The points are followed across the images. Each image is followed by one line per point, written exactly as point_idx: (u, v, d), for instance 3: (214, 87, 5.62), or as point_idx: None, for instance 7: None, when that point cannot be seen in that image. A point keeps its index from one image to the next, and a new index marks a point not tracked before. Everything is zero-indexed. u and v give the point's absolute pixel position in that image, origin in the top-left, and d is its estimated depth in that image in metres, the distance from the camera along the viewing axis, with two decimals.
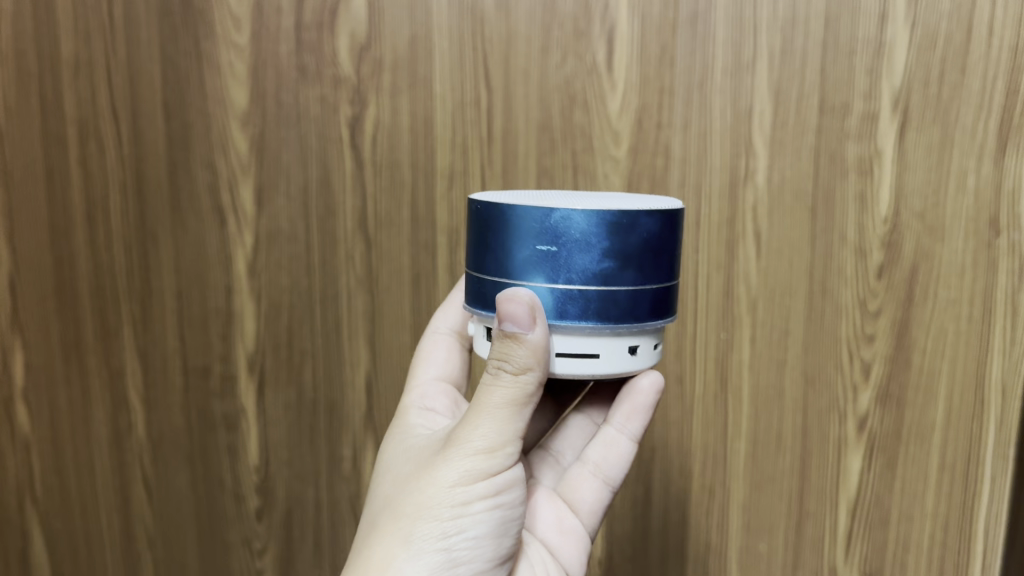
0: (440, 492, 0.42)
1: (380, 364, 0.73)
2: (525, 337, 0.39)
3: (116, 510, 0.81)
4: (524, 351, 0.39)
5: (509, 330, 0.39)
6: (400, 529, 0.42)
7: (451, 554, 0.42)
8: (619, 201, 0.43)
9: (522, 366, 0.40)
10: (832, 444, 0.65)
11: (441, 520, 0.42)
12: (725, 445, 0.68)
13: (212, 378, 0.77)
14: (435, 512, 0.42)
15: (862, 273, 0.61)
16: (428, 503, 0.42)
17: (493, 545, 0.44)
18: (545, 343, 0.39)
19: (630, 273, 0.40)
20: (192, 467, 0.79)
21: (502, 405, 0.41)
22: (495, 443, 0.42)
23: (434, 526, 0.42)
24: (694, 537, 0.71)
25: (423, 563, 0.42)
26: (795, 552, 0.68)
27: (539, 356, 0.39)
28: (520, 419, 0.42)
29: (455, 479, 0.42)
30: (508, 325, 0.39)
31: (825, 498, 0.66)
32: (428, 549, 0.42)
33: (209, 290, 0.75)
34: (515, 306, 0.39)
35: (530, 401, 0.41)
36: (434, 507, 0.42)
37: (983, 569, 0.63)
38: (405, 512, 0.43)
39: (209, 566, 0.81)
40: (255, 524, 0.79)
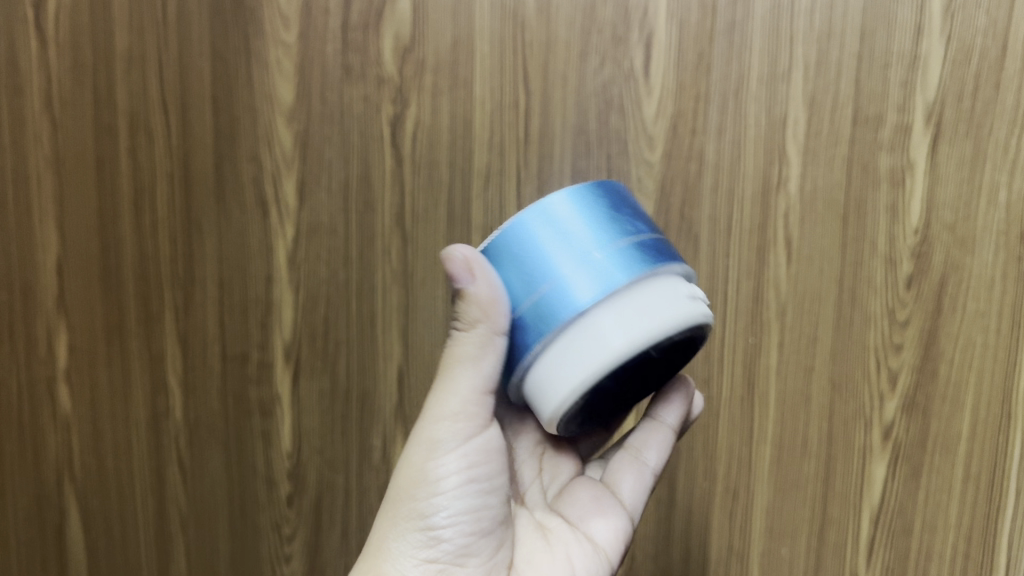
0: (416, 472, 0.49)
1: (412, 358, 0.75)
2: (467, 288, 0.46)
3: (151, 495, 0.79)
4: (468, 303, 0.46)
5: (457, 287, 0.46)
6: (388, 516, 0.49)
7: (433, 530, 0.48)
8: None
9: (471, 321, 0.46)
10: (857, 451, 0.65)
11: (419, 496, 0.49)
12: (750, 448, 0.69)
13: (249, 365, 0.80)
14: (414, 493, 0.49)
15: (892, 283, 0.62)
16: (405, 485, 0.49)
17: (474, 519, 0.49)
18: (486, 293, 0.46)
19: (539, 282, 0.46)
20: (227, 450, 0.81)
21: (464, 369, 0.48)
22: (455, 414, 0.49)
23: (414, 506, 0.49)
24: (717, 537, 0.72)
25: (408, 541, 0.48)
26: (817, 557, 0.68)
27: (483, 309, 0.46)
28: (479, 381, 0.48)
29: (426, 455, 0.49)
30: (456, 281, 0.46)
31: (848, 505, 0.67)
32: (411, 528, 0.48)
33: (250, 282, 0.78)
34: (454, 260, 0.46)
35: (490, 348, 0.47)
36: (408, 489, 0.49)
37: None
38: (391, 499, 0.50)
39: (241, 549, 0.84)
40: (286, 509, 0.82)
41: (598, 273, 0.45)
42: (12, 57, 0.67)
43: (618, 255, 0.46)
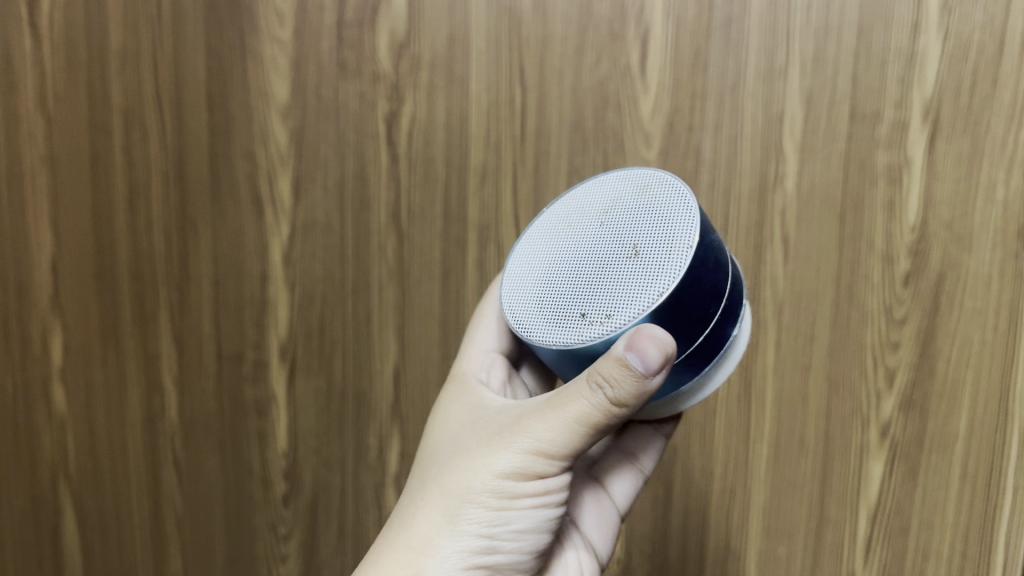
0: (489, 479, 0.41)
1: (409, 357, 0.75)
2: (645, 378, 0.36)
3: (147, 492, 0.82)
4: (631, 385, 0.37)
5: (630, 365, 0.36)
6: (443, 507, 0.41)
7: (492, 543, 0.40)
8: (624, 255, 0.40)
9: (620, 394, 0.37)
10: (854, 450, 0.65)
11: (486, 506, 0.40)
12: (748, 446, 0.68)
13: (244, 364, 0.78)
14: (484, 499, 0.40)
15: (889, 281, 0.62)
16: (474, 488, 0.41)
17: (534, 539, 0.42)
18: (654, 386, 0.37)
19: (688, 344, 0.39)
20: (223, 451, 0.81)
21: (583, 411, 0.38)
22: (555, 447, 0.39)
23: (479, 512, 0.40)
24: (714, 537, 0.71)
25: (461, 544, 0.40)
26: (814, 556, 0.68)
27: (638, 393, 0.37)
28: (598, 429, 0.39)
29: (506, 469, 0.40)
30: (633, 358, 0.36)
31: (845, 504, 0.67)
32: (469, 533, 0.40)
33: (244, 279, 0.76)
34: (655, 348, 0.36)
35: (617, 416, 0.38)
36: (476, 493, 0.41)
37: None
38: (450, 492, 0.41)
39: (237, 549, 0.83)
40: (281, 509, 0.81)
41: (725, 324, 0.41)
42: (9, 57, 0.75)
43: (733, 297, 0.41)
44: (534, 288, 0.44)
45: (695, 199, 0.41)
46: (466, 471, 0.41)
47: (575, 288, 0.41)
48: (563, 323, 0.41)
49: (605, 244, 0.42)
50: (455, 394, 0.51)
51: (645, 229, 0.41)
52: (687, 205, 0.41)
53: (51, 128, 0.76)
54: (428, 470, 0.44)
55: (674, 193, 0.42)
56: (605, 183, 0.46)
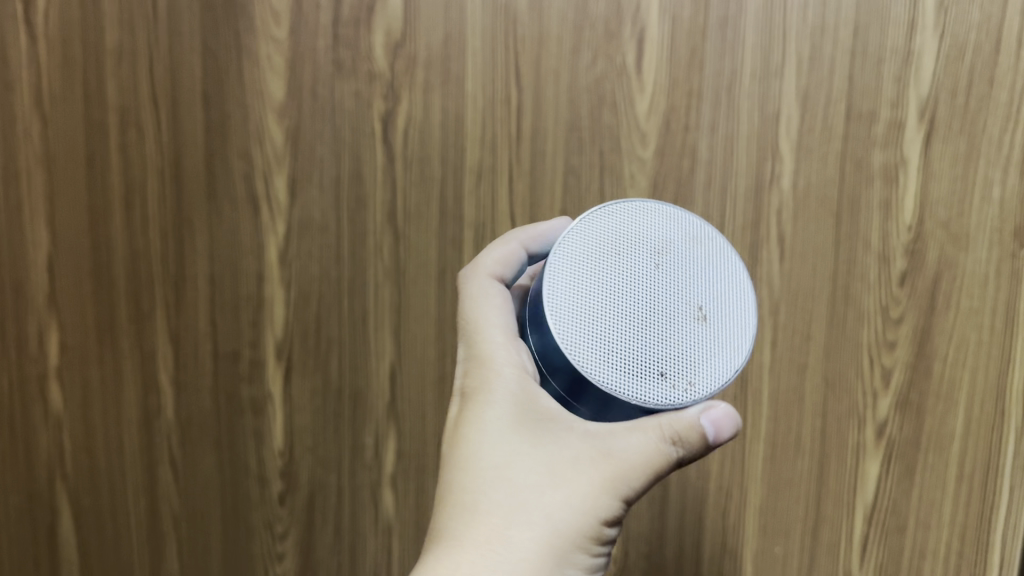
0: (588, 522, 0.39)
1: (405, 356, 0.75)
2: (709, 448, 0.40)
3: (143, 489, 0.82)
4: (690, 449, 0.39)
5: (708, 437, 0.39)
6: (544, 547, 0.38)
7: None
8: (690, 314, 0.40)
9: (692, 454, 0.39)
10: (850, 450, 0.65)
11: (582, 548, 0.38)
12: (744, 446, 0.68)
13: (241, 364, 0.78)
14: (584, 543, 0.38)
15: (885, 280, 0.62)
16: (575, 530, 0.38)
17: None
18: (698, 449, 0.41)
19: None
20: (219, 451, 0.80)
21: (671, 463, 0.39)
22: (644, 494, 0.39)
23: (577, 555, 0.38)
24: (710, 536, 0.70)
25: None
26: (811, 556, 0.68)
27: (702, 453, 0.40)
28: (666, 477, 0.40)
29: (603, 511, 0.39)
30: (714, 434, 0.39)
31: (842, 503, 0.67)
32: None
33: (241, 278, 0.76)
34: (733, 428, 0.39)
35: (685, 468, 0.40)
36: (569, 535, 0.38)
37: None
38: (550, 532, 0.38)
39: (233, 549, 0.82)
40: (277, 508, 0.80)
41: None
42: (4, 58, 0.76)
43: None
44: (588, 325, 0.39)
45: (736, 261, 0.43)
46: (556, 510, 0.39)
47: (646, 340, 0.39)
48: (636, 378, 0.39)
49: (665, 294, 0.40)
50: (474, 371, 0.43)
51: (704, 286, 0.41)
52: (730, 265, 0.43)
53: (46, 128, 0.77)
54: (494, 490, 0.39)
55: (718, 249, 0.43)
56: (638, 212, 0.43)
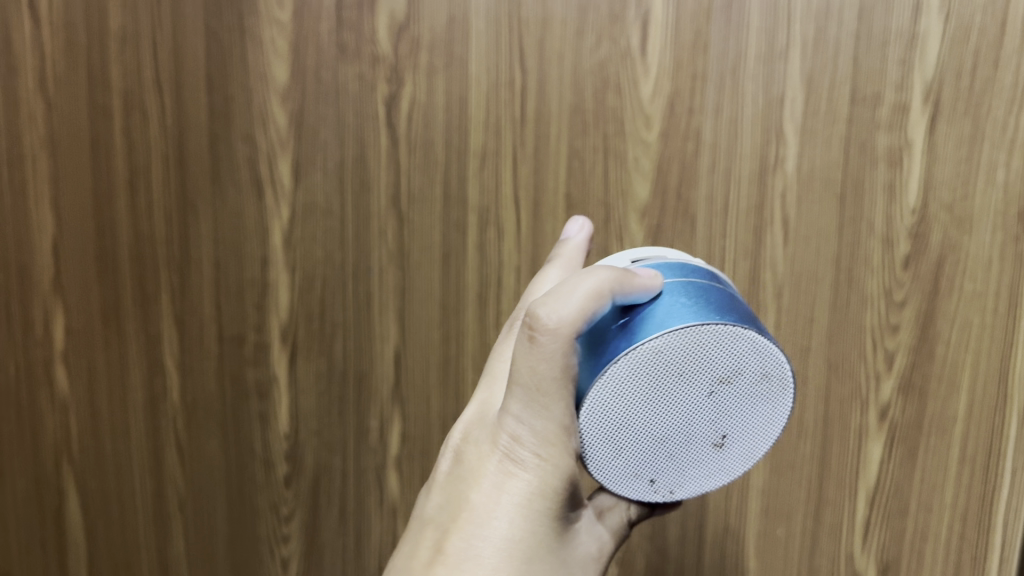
0: None
1: (410, 339, 0.75)
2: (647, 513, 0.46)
3: (149, 471, 0.83)
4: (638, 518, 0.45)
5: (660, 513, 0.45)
6: None
7: None
8: (709, 441, 0.42)
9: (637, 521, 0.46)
10: (853, 432, 0.66)
11: None
12: None
13: (246, 348, 0.79)
14: None
15: (888, 263, 0.62)
16: None
17: None
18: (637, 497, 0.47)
19: None
20: (224, 432, 0.81)
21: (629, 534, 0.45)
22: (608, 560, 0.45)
23: None
24: (713, 519, 0.72)
25: None
26: (813, 538, 0.69)
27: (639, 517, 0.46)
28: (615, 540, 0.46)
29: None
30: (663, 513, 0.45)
31: (844, 485, 0.67)
32: None
33: (246, 262, 0.77)
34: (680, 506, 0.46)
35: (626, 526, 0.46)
36: None
37: (1000, 563, 0.63)
38: None
39: (240, 530, 0.83)
40: (282, 489, 0.81)
41: None
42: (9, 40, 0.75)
43: None
44: (609, 434, 0.41)
45: (792, 399, 0.42)
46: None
47: (654, 456, 0.41)
48: (628, 479, 0.42)
49: (698, 421, 0.41)
50: (527, 445, 0.40)
51: (740, 421, 0.41)
52: (783, 402, 0.42)
53: (49, 107, 0.76)
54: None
55: (781, 384, 0.41)
56: (723, 332, 0.40)
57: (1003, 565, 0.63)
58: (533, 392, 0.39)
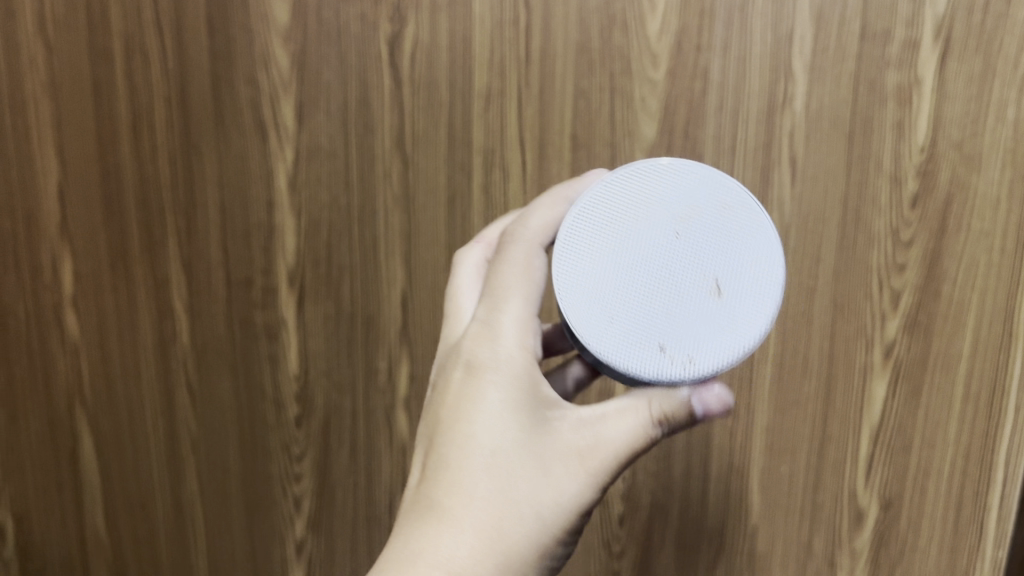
0: (566, 493, 0.43)
1: (415, 282, 0.75)
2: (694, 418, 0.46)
3: (161, 414, 0.85)
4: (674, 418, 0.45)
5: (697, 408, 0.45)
6: (524, 512, 0.42)
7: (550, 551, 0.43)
8: (701, 288, 0.45)
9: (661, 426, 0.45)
10: (857, 370, 0.66)
11: (556, 517, 0.43)
12: (752, 368, 0.69)
13: (254, 291, 0.78)
14: (561, 514, 0.43)
15: (896, 202, 0.62)
16: (554, 500, 0.43)
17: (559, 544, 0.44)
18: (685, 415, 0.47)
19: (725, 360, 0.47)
20: (234, 375, 0.82)
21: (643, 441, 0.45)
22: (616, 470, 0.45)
23: (550, 522, 0.43)
24: (717, 458, 0.73)
25: (528, 549, 0.42)
26: (817, 475, 0.70)
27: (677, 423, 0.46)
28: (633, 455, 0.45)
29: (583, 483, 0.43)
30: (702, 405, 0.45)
31: (847, 423, 0.68)
32: (537, 542, 0.42)
33: (251, 204, 0.76)
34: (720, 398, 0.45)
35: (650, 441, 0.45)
36: (554, 509, 0.43)
37: (1003, 494, 0.65)
38: (534, 500, 0.42)
39: (252, 470, 0.84)
40: (294, 430, 0.82)
41: None
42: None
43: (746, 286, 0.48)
44: (601, 301, 0.46)
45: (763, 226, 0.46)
46: (548, 507, 0.42)
47: (654, 314, 0.45)
48: (634, 347, 0.45)
49: (679, 268, 0.45)
50: (486, 345, 0.45)
51: (721, 261, 0.45)
52: (757, 232, 0.46)
53: (53, 49, 0.77)
54: (495, 478, 0.42)
55: (746, 218, 0.46)
56: (665, 175, 0.47)
57: (1006, 495, 0.65)
58: (493, 294, 0.46)
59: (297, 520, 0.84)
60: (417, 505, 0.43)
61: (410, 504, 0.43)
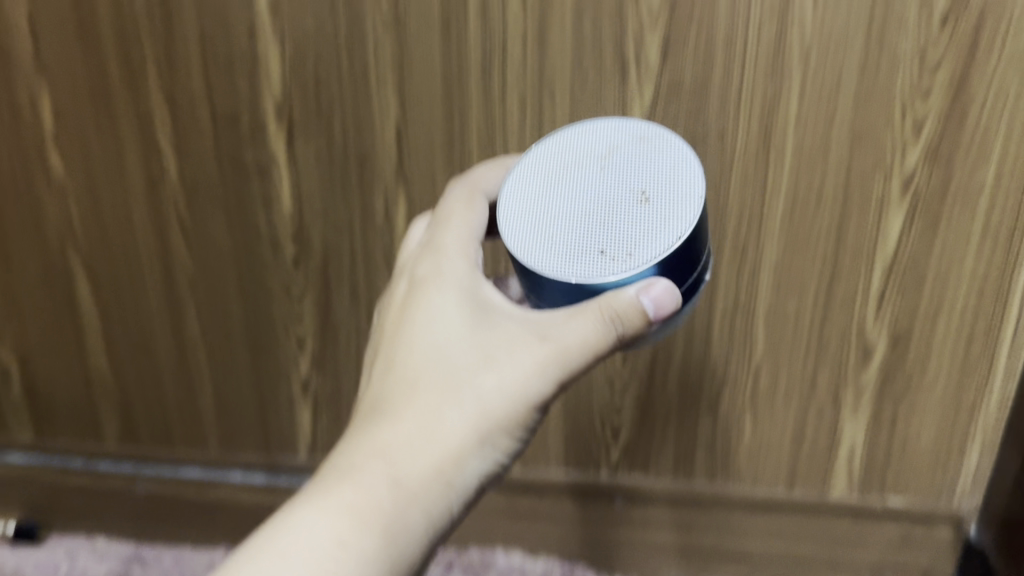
0: (502, 376, 0.46)
1: (411, 116, 0.71)
2: (649, 313, 0.46)
3: (156, 256, 0.82)
4: (626, 307, 0.46)
5: (643, 304, 0.46)
6: (454, 393, 0.46)
7: (487, 435, 0.45)
8: (634, 197, 0.49)
9: (613, 321, 0.46)
10: (874, 203, 0.67)
11: (490, 396, 0.45)
12: (762, 204, 0.69)
13: (242, 127, 0.74)
14: (496, 399, 0.45)
15: (925, 21, 0.60)
16: (487, 384, 0.46)
17: (504, 438, 0.46)
18: (642, 327, 0.46)
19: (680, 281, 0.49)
20: (228, 215, 0.79)
21: (587, 333, 0.46)
22: (563, 358, 0.46)
23: (482, 401, 0.45)
24: (723, 293, 0.74)
25: (460, 425, 0.45)
26: (825, 307, 0.73)
27: (632, 320, 0.46)
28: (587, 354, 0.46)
29: (521, 369, 0.46)
30: (646, 300, 0.46)
31: (861, 257, 0.70)
32: (467, 416, 0.45)
33: (233, 32, 0.70)
34: (659, 291, 0.46)
35: (605, 337, 0.46)
36: (487, 395, 0.45)
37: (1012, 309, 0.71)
38: (466, 385, 0.46)
39: (253, 311, 0.83)
40: (292, 271, 0.80)
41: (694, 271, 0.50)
42: None
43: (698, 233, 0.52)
44: (540, 230, 0.50)
45: (682, 142, 0.52)
46: (491, 390, 0.45)
47: (587, 229, 0.49)
48: (582, 255, 0.49)
49: (612, 189, 0.50)
50: (428, 261, 0.51)
51: (647, 178, 0.50)
52: (675, 145, 0.52)
53: None
54: (436, 368, 0.46)
55: (665, 144, 0.52)
56: (597, 131, 0.53)
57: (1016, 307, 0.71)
58: (442, 222, 0.53)
59: (301, 359, 0.85)
60: (368, 406, 0.47)
61: (363, 409, 0.47)
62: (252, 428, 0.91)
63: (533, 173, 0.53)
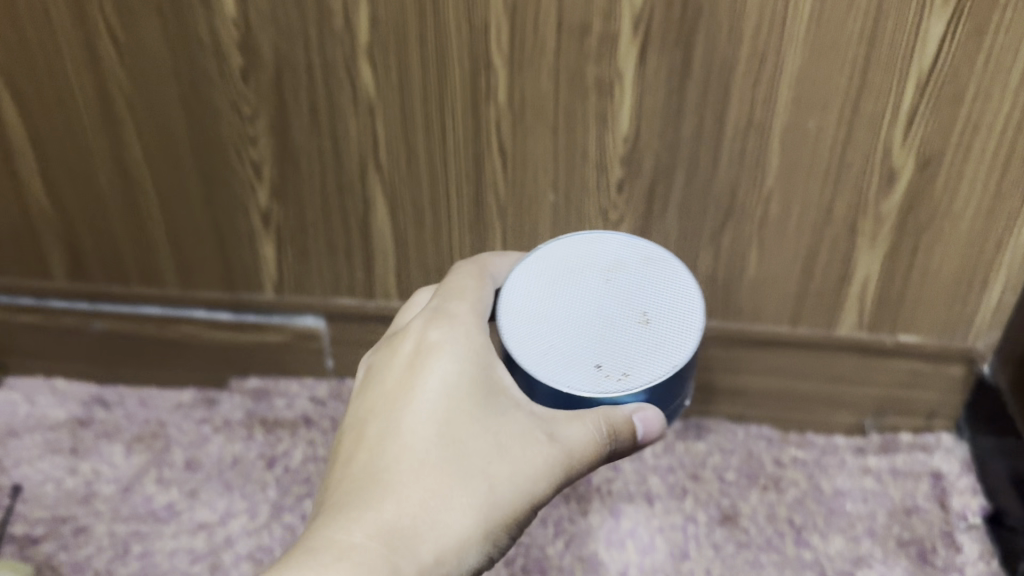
0: (510, 484, 0.44)
1: None
2: (637, 437, 0.46)
3: (86, 65, 0.69)
4: (620, 421, 0.45)
5: (636, 419, 0.45)
6: (460, 480, 0.43)
7: (490, 536, 0.43)
8: (634, 318, 0.48)
9: (606, 436, 0.45)
10: (915, 3, 0.57)
11: (497, 493, 0.44)
12: (786, 6, 0.58)
13: None
14: (503, 492, 0.44)
15: None
16: (496, 479, 0.44)
17: (503, 532, 0.44)
18: (628, 418, 0.45)
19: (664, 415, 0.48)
20: (162, 16, 0.65)
21: (585, 458, 0.45)
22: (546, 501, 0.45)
23: (490, 496, 0.43)
24: (735, 111, 0.64)
25: (464, 516, 0.43)
26: (848, 128, 0.64)
27: (622, 423, 0.45)
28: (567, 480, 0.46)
29: (531, 484, 0.44)
30: (638, 420, 0.45)
31: (893, 71, 0.61)
32: (472, 507, 0.43)
33: None
34: (648, 416, 0.46)
35: (600, 448, 0.45)
36: (495, 492, 0.44)
37: None
38: (475, 475, 0.44)
39: (199, 132, 0.72)
40: (242, 87, 0.68)
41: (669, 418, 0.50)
42: None
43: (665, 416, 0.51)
44: (532, 326, 0.48)
45: (686, 275, 0.50)
46: (502, 483, 0.44)
47: (581, 339, 0.47)
48: (571, 367, 0.46)
49: (610, 309, 0.48)
50: (442, 325, 0.48)
51: (645, 297, 0.49)
52: (679, 275, 0.50)
53: None
54: (445, 449, 0.44)
55: (665, 267, 0.50)
56: (592, 240, 0.52)
57: None
58: (453, 288, 0.50)
59: (257, 188, 0.75)
60: (359, 475, 0.44)
61: (349, 480, 0.44)
62: (213, 264, 0.81)
63: (525, 277, 0.50)
